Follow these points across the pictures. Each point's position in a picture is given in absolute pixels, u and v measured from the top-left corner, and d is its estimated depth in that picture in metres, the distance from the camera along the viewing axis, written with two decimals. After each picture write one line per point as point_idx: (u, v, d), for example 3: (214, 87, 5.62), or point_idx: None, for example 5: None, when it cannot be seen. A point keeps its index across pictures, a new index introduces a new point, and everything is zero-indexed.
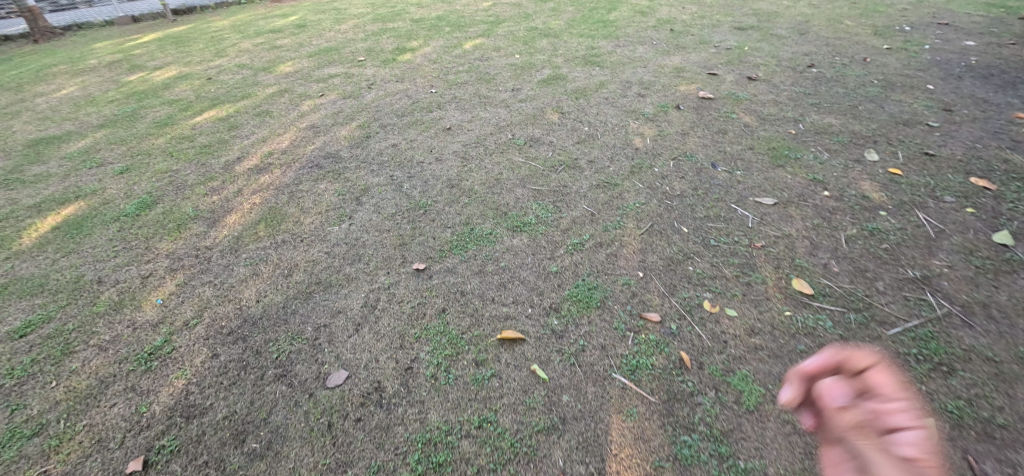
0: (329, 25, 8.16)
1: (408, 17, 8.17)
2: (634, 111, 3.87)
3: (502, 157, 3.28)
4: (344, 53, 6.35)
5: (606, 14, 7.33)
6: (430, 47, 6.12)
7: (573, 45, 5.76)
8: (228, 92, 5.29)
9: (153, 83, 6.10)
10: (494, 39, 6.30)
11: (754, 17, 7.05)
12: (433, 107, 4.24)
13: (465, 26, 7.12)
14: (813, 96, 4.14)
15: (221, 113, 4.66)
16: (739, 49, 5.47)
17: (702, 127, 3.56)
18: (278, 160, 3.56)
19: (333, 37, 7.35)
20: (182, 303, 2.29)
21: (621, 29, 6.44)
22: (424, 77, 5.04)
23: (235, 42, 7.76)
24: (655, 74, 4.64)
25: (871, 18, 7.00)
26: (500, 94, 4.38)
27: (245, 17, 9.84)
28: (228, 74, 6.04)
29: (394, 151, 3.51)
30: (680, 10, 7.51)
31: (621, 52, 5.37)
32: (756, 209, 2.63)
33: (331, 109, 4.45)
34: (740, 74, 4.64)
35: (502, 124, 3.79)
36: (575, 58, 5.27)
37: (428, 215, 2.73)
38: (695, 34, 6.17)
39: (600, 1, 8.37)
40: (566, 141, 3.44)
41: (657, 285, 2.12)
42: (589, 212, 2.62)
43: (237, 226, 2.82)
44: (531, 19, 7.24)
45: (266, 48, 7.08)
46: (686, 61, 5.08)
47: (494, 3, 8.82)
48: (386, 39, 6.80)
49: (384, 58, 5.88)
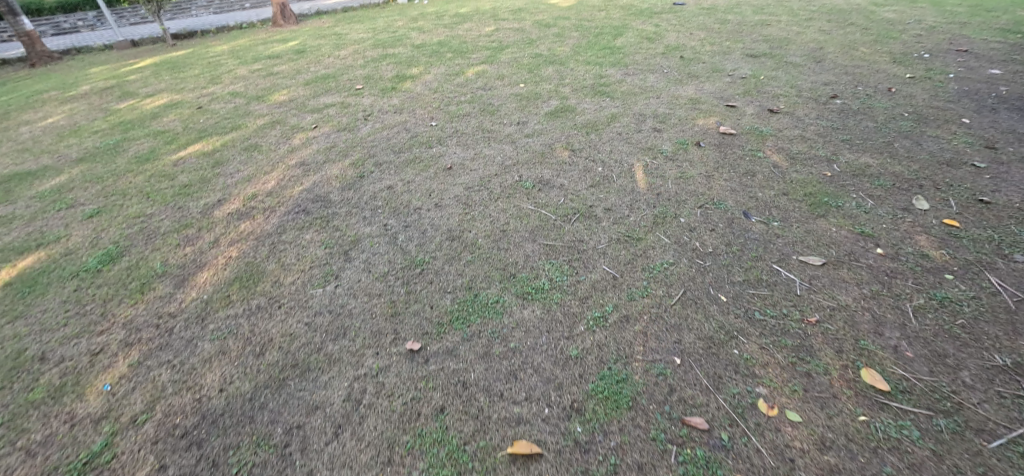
0: (328, 51, 7.98)
1: (409, 43, 7.98)
2: (651, 148, 3.57)
3: (509, 203, 2.95)
4: (342, 81, 6.11)
5: (612, 40, 7.12)
6: (430, 75, 5.89)
7: (580, 74, 5.52)
8: (218, 123, 5.01)
9: (141, 112, 5.84)
10: (498, 66, 6.06)
11: (765, 44, 6.84)
12: (432, 142, 3.94)
13: (467, 53, 6.91)
14: (842, 131, 3.84)
15: (208, 147, 4.36)
16: (755, 79, 5.21)
17: (726, 168, 3.26)
18: (261, 205, 3.24)
19: (332, 63, 7.15)
20: (133, 391, 1.93)
21: (629, 56, 6.20)
22: (424, 108, 4.77)
23: (231, 69, 7.56)
24: (670, 107, 4.36)
25: (886, 45, 6.78)
26: (504, 128, 4.09)
27: (244, 42, 9.71)
28: (220, 102, 5.79)
29: (389, 194, 3.19)
30: (689, 36, 7.31)
31: (631, 82, 5.11)
32: (802, 271, 2.29)
33: (324, 143, 4.15)
34: (761, 106, 4.35)
35: (508, 163, 3.48)
36: (583, 88, 5.00)
37: (426, 276, 2.39)
38: (707, 61, 5.94)
39: (605, 26, 8.21)
40: (579, 183, 3.12)
41: (699, 377, 1.77)
42: (609, 275, 2.28)
43: (208, 286, 2.48)
44: (536, 45, 7.03)
45: (263, 75, 6.85)
46: (700, 91, 4.81)
47: (497, 27, 8.67)
48: (386, 66, 6.58)
49: (383, 86, 5.63)
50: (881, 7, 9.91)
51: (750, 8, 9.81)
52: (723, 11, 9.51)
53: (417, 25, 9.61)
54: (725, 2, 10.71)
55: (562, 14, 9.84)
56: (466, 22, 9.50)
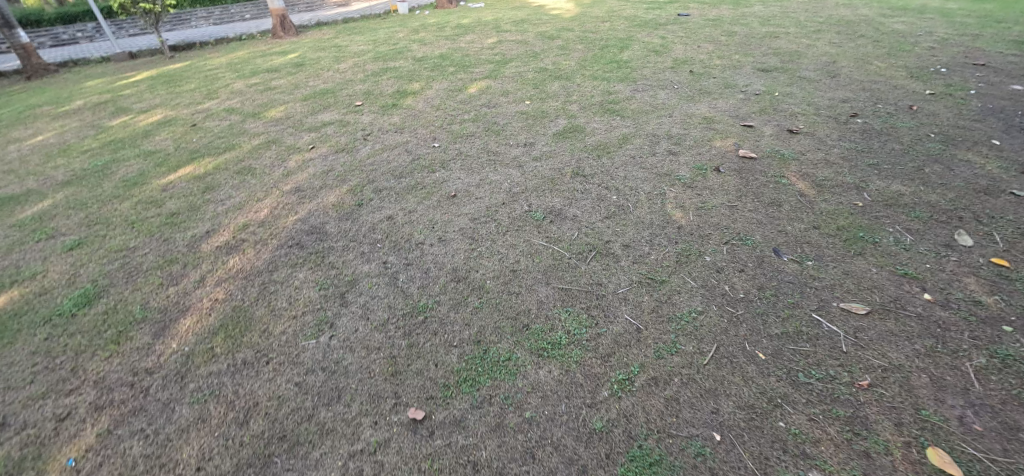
0: (328, 64, 7.82)
1: (410, 56, 7.81)
2: (667, 173, 3.35)
3: (518, 237, 2.73)
4: (341, 97, 5.92)
5: (619, 53, 6.94)
6: (433, 90, 5.71)
7: (588, 90, 5.33)
8: (211, 142, 4.81)
9: (134, 130, 5.65)
10: (502, 82, 5.88)
11: (776, 57, 6.66)
12: (435, 166, 3.73)
13: (470, 67, 6.73)
14: (868, 154, 3.64)
15: (199, 170, 4.16)
16: (769, 96, 5.02)
17: (749, 197, 3.05)
18: (253, 237, 3.03)
19: (331, 77, 6.98)
20: (99, 468, 1.71)
21: (638, 71, 6.02)
22: (426, 127, 4.57)
23: (228, 83, 7.38)
24: (684, 127, 4.15)
25: (900, 58, 6.60)
26: (511, 151, 3.89)
27: (243, 55, 9.56)
28: (215, 119, 5.60)
29: (389, 226, 2.98)
30: (697, 49, 7.13)
31: (641, 99, 4.91)
32: (844, 321, 2.07)
33: (321, 167, 3.94)
34: (779, 127, 4.15)
35: (516, 190, 3.27)
36: (592, 105, 4.80)
37: (429, 326, 2.17)
38: (717, 76, 5.76)
39: (610, 39, 8.05)
40: (593, 215, 2.91)
41: (743, 458, 1.55)
42: (632, 326, 2.06)
43: (190, 336, 2.27)
44: (540, 59, 6.85)
45: (260, 90, 6.67)
46: (714, 110, 4.61)
47: (500, 40, 8.52)
48: (387, 81, 6.40)
49: (384, 103, 5.45)
50: (889, 18, 9.76)
51: (756, 19, 9.68)
52: (729, 22, 9.37)
53: (418, 37, 9.47)
54: (731, 13, 10.58)
55: (565, 25, 9.70)
56: (468, 34, 9.35)
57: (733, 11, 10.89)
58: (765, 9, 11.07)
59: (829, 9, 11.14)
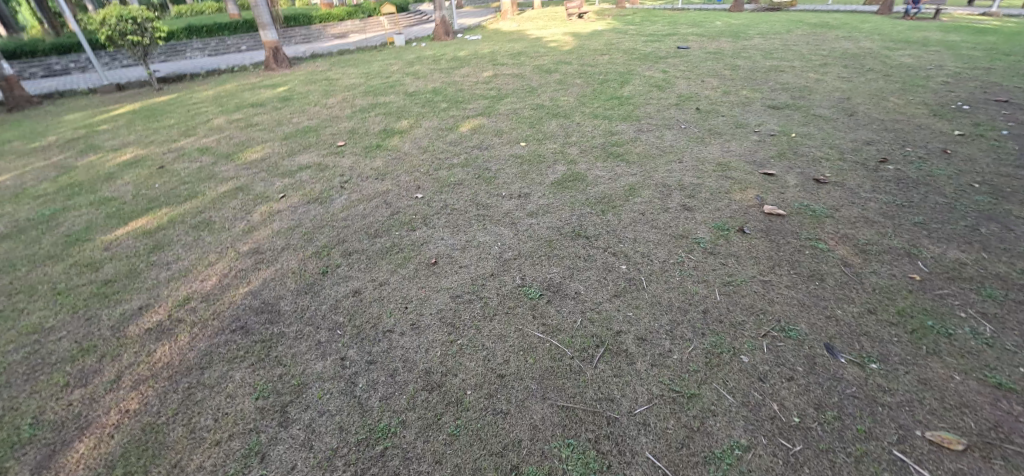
0: (316, 98, 7.50)
1: (402, 90, 7.49)
2: (684, 236, 2.88)
3: (509, 324, 2.22)
4: (323, 136, 5.53)
5: (620, 89, 6.62)
6: (422, 129, 5.32)
7: (588, 129, 4.94)
8: (175, 188, 4.37)
9: (97, 171, 5.21)
10: (495, 120, 5.50)
11: (784, 93, 6.32)
12: (416, 222, 3.26)
13: (462, 103, 6.38)
14: (910, 210, 3.20)
15: (152, 222, 3.69)
16: (786, 137, 4.61)
17: (784, 269, 2.56)
18: (191, 318, 2.53)
19: (317, 113, 6.62)
20: None
21: (640, 108, 5.65)
22: (410, 172, 4.12)
23: (209, 118, 7.02)
24: (697, 175, 3.71)
25: (916, 94, 6.26)
26: (503, 203, 3.42)
27: (232, 88, 9.27)
28: (186, 161, 5.18)
29: (354, 303, 2.46)
30: (701, 84, 6.81)
31: (647, 141, 4.50)
32: (939, 462, 1.56)
33: (288, 221, 3.47)
34: (803, 176, 3.71)
35: (508, 255, 2.77)
36: (593, 148, 4.38)
37: (389, 463, 1.64)
38: (726, 114, 5.39)
39: (610, 73, 7.77)
40: (599, 292, 2.41)
41: None
42: (657, 471, 1.54)
43: (78, 471, 1.74)
44: (537, 95, 6.51)
45: (240, 128, 6.29)
46: (729, 153, 4.18)
47: (496, 73, 8.26)
48: (375, 118, 6.02)
49: (368, 143, 5.04)
50: (894, 51, 9.55)
51: (758, 52, 9.47)
52: (731, 55, 9.16)
53: (412, 70, 9.21)
54: (731, 46, 10.39)
55: (563, 58, 9.50)
56: (463, 67, 9.09)
57: (733, 43, 10.72)
58: (765, 41, 10.91)
59: (830, 42, 10.97)
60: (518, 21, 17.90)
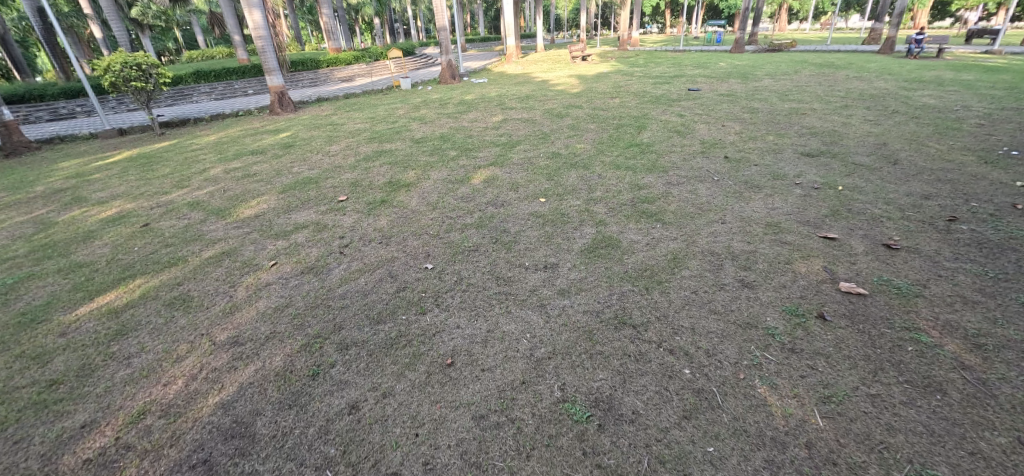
0: (319, 146, 7.19)
1: (408, 137, 7.18)
2: (751, 325, 2.38)
3: (552, 466, 1.70)
4: (323, 188, 5.12)
5: (638, 135, 6.26)
6: (430, 181, 4.92)
7: (612, 181, 4.52)
8: (155, 252, 3.91)
9: (77, 228, 4.77)
10: (509, 170, 5.10)
11: (814, 138, 5.95)
12: (426, 302, 2.77)
13: (472, 151, 6.02)
14: (1012, 285, 2.69)
15: (121, 297, 3.20)
16: (832, 191, 4.16)
17: (890, 375, 2.05)
18: (143, 443, 2.00)
19: (318, 162, 6.26)
20: None
21: (665, 157, 5.26)
22: (417, 234, 3.66)
23: (206, 166, 6.67)
24: (747, 240, 3.24)
25: (955, 138, 5.86)
26: (527, 277, 2.93)
27: (234, 133, 9.02)
28: (173, 217, 4.75)
29: (350, 426, 1.94)
30: (722, 129, 6.47)
31: (680, 196, 4.07)
32: None
33: (277, 298, 2.98)
34: (867, 240, 3.23)
35: (540, 353, 2.26)
36: (622, 205, 3.94)
37: None
38: (758, 163, 4.99)
39: (624, 117, 7.49)
40: (664, 412, 1.88)
41: None
42: None
43: None
44: (551, 142, 6.16)
45: (237, 178, 5.90)
46: (775, 211, 3.73)
47: (505, 118, 8.00)
48: (379, 168, 5.64)
49: (372, 198, 4.62)
50: (912, 91, 9.29)
51: (773, 93, 9.24)
52: (745, 97, 8.93)
53: (419, 115, 8.98)
54: (742, 87, 10.19)
55: (573, 101, 9.28)
56: (471, 111, 8.85)
57: (744, 85, 10.53)
58: (776, 82, 10.73)
59: (842, 82, 10.78)
60: (523, 64, 18.06)
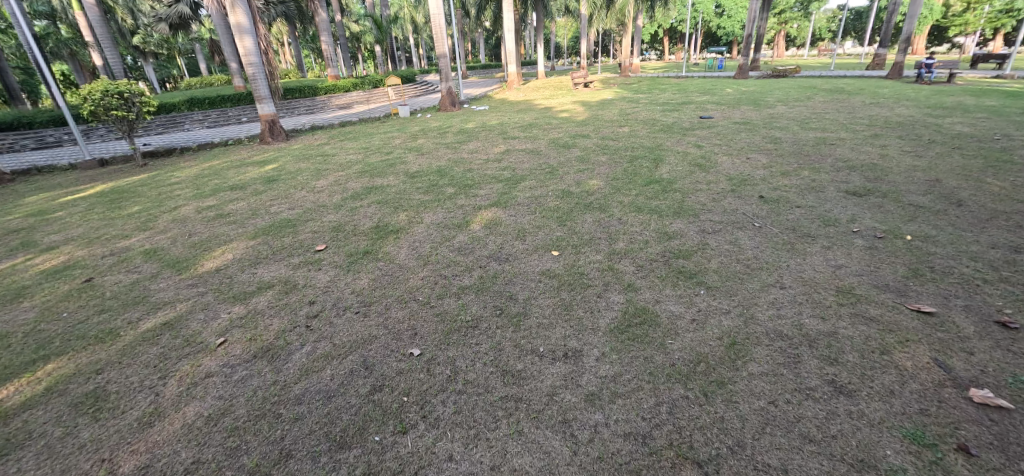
0: (305, 180, 6.59)
1: (401, 171, 6.56)
2: (866, 466, 1.68)
3: None
4: (301, 233, 4.45)
5: (656, 169, 5.63)
6: (423, 227, 4.27)
7: (636, 228, 3.85)
8: (85, 320, 3.20)
9: (10, 283, 4.08)
10: (513, 212, 4.43)
11: (853, 172, 5.32)
12: (408, 413, 2.06)
13: (471, 188, 5.38)
14: None
15: (20, 393, 2.48)
16: (900, 242, 3.50)
17: None
18: None
19: (300, 201, 5.61)
20: None
21: (691, 197, 4.60)
22: (404, 301, 2.98)
23: (178, 203, 6.03)
24: (820, 317, 2.56)
25: (1012, 172, 5.24)
26: (544, 371, 2.23)
27: (218, 165, 8.44)
28: (123, 270, 4.07)
29: None
30: (748, 162, 5.85)
31: (721, 249, 3.40)
32: None
33: (214, 400, 2.26)
34: (973, 317, 2.55)
35: None
36: (652, 260, 3.27)
37: None
38: (801, 204, 4.34)
39: (637, 148, 6.90)
40: None
41: None
42: None
43: None
44: (559, 177, 5.52)
45: (207, 219, 5.24)
46: (841, 271, 3.06)
47: (508, 149, 7.42)
48: (366, 209, 4.98)
49: (355, 247, 3.95)
50: (940, 118, 8.72)
51: (792, 121, 8.70)
52: (763, 125, 8.39)
53: (416, 145, 8.42)
54: (757, 115, 9.65)
55: (580, 130, 8.73)
56: (470, 141, 8.29)
57: (758, 112, 10.00)
58: (791, 109, 10.23)
59: (860, 108, 10.23)
60: (525, 91, 17.74)
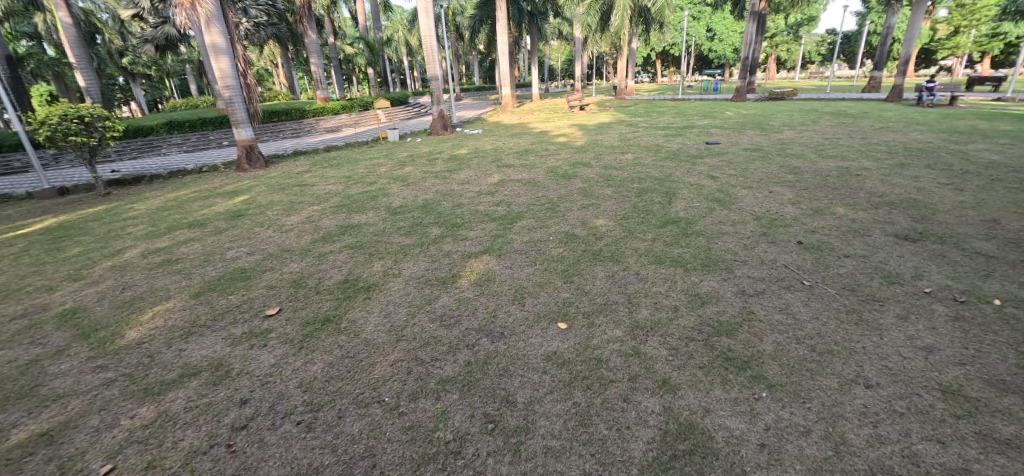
0: (275, 215, 5.87)
1: (383, 205, 5.86)
2: None
3: None
4: (254, 289, 3.71)
5: (669, 206, 4.97)
6: (401, 282, 3.55)
7: (660, 287, 3.15)
8: None
9: None
10: (509, 262, 3.72)
11: (894, 210, 4.69)
12: None
13: (459, 229, 4.68)
14: None
15: None
16: (990, 310, 2.82)
17: None
18: None
19: (262, 242, 4.86)
20: None
21: (718, 242, 3.92)
22: (365, 404, 2.23)
23: (125, 245, 5.27)
24: (936, 442, 1.85)
25: None
26: None
27: (186, 195, 7.71)
28: (24, 341, 3.28)
29: None
30: (771, 197, 5.22)
31: (771, 321, 2.70)
32: None
33: None
34: None
35: None
36: (688, 338, 2.55)
37: None
38: (850, 253, 3.68)
39: (645, 179, 6.28)
40: None
41: None
42: None
43: None
44: (561, 215, 4.85)
45: (151, 267, 4.48)
46: (935, 359, 2.36)
47: (502, 179, 6.77)
48: (337, 254, 4.26)
49: (315, 312, 3.20)
50: (962, 144, 8.19)
51: (806, 148, 8.16)
52: (775, 152, 7.84)
53: (402, 173, 7.77)
54: (766, 140, 9.10)
55: (579, 157, 8.13)
56: (462, 169, 7.65)
57: (766, 137, 9.46)
58: (799, 134, 9.74)
59: (872, 133, 9.73)
60: (521, 114, 17.29)
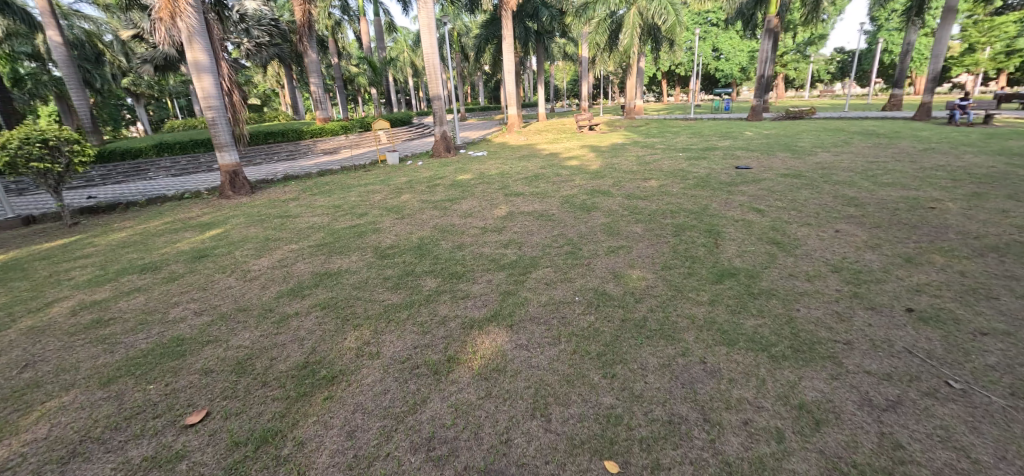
0: (245, 256, 4.99)
1: (371, 244, 4.97)
2: None
3: None
4: (186, 373, 2.79)
5: (718, 251, 4.04)
6: (377, 368, 2.61)
7: (744, 390, 2.19)
8: None
9: None
10: (524, 338, 2.78)
11: (1006, 257, 3.74)
12: None
13: (460, 281, 3.77)
14: None
15: None
16: None
17: None
18: None
19: (218, 296, 3.95)
20: None
21: (800, 309, 2.96)
22: None
23: (57, 296, 4.37)
24: None
25: None
26: None
27: (156, 228, 6.87)
28: None
29: None
30: (840, 238, 4.29)
31: (938, 469, 1.74)
32: None
33: None
34: None
35: None
36: None
37: None
38: (989, 327, 2.71)
39: (680, 212, 5.36)
40: None
41: None
42: None
43: None
44: (585, 262, 3.94)
45: (73, 331, 3.58)
46: None
47: (511, 210, 5.91)
48: (304, 318, 3.34)
49: (251, 423, 2.27)
50: None
51: (853, 172, 7.25)
52: (819, 178, 6.94)
53: (398, 202, 6.92)
54: (802, 164, 8.20)
55: (596, 184, 7.26)
56: (465, 198, 6.79)
57: (801, 161, 8.55)
58: (836, 157, 8.85)
59: (918, 155, 8.81)
60: (528, 135, 16.57)
